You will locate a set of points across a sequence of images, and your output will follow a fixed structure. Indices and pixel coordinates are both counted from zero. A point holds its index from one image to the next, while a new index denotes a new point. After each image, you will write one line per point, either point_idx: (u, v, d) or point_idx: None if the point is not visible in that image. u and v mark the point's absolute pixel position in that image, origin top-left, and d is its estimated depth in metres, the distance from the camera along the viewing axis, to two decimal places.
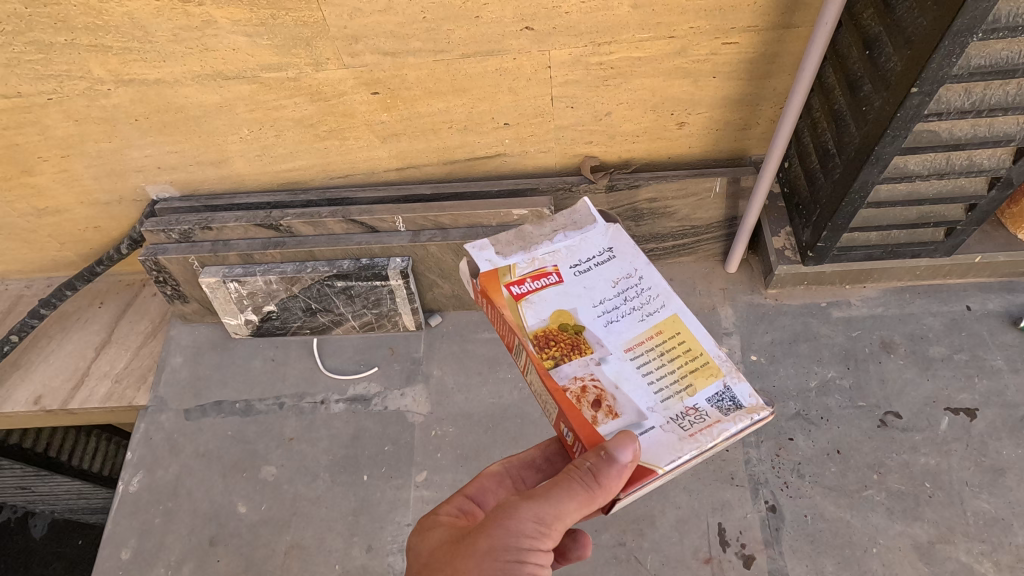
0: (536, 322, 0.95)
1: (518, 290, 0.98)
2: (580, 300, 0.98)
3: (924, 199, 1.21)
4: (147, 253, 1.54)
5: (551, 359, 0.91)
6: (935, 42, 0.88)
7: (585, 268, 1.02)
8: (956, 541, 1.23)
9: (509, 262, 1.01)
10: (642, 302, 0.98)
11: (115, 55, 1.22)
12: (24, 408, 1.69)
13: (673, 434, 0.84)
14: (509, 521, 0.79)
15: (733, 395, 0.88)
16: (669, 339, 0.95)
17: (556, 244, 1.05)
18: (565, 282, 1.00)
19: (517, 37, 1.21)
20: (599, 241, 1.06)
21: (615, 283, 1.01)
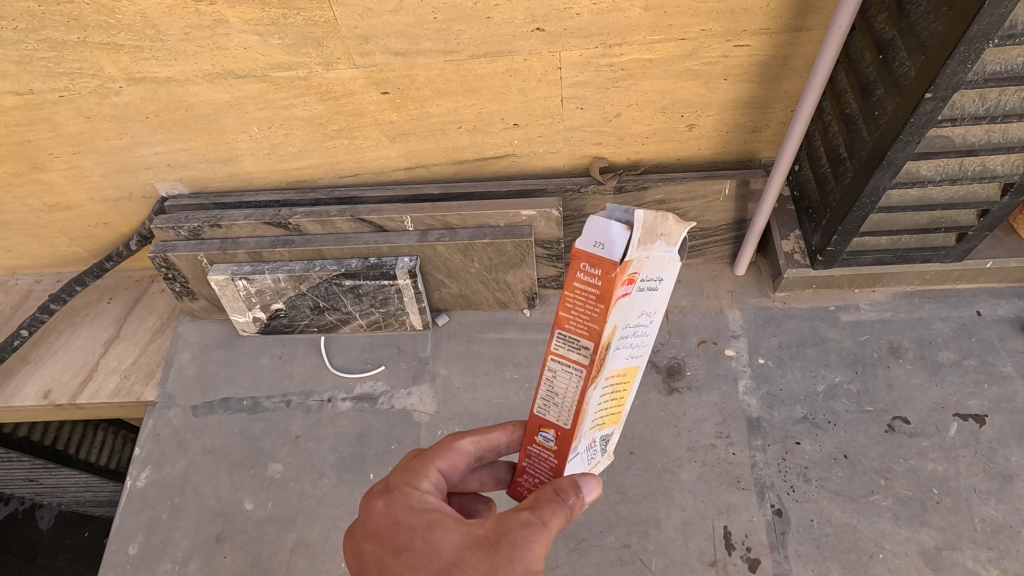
0: (611, 333, 0.66)
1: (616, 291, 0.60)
2: (627, 313, 0.66)
3: (936, 204, 1.21)
4: (156, 250, 1.55)
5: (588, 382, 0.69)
6: (950, 48, 0.88)
7: (652, 281, 0.65)
8: (963, 547, 1.23)
9: (640, 250, 0.57)
10: (637, 346, 0.75)
11: (127, 53, 1.23)
12: (33, 403, 1.70)
13: (585, 463, 0.85)
14: (528, 560, 0.67)
15: (610, 439, 0.91)
16: (624, 382, 0.79)
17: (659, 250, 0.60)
18: (635, 290, 0.63)
19: (527, 38, 1.20)
20: (673, 265, 0.64)
21: (642, 312, 0.70)
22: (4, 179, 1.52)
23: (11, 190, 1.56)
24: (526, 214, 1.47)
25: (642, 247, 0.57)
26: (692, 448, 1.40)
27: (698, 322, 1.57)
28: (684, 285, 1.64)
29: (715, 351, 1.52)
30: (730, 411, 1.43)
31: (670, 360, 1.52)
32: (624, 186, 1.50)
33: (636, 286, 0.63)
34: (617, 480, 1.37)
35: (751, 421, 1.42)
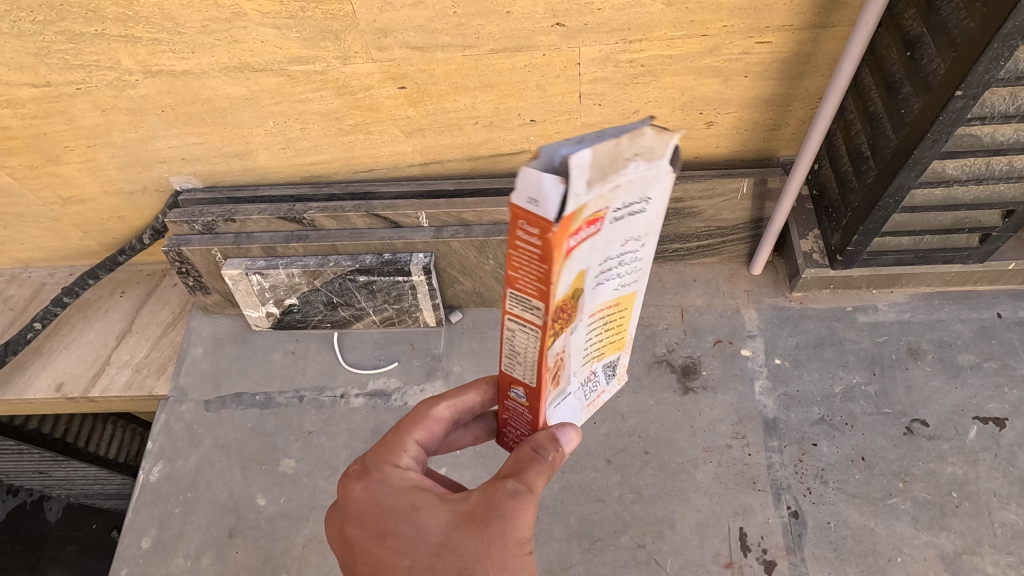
0: (563, 289, 0.58)
1: (574, 242, 0.53)
2: (601, 255, 0.60)
3: (961, 205, 1.19)
4: (170, 244, 1.54)
5: (551, 334, 0.63)
6: (984, 44, 0.86)
7: (626, 218, 0.57)
8: (982, 552, 1.21)
9: (587, 197, 0.49)
10: (628, 274, 0.67)
11: (144, 46, 1.22)
12: (46, 395, 1.71)
13: (579, 404, 0.83)
14: (515, 529, 0.70)
15: (617, 365, 0.88)
16: (619, 313, 0.74)
17: (626, 176, 0.52)
18: (602, 231, 0.56)
19: (547, 33, 1.19)
20: (662, 184, 0.56)
21: (625, 242, 0.61)
22: (19, 171, 1.52)
23: (26, 182, 1.56)
24: None
25: (593, 189, 0.49)
26: (707, 448, 1.39)
27: (714, 321, 1.56)
28: (700, 284, 1.63)
29: (731, 351, 1.51)
30: (746, 412, 1.42)
31: (686, 360, 1.51)
32: None
33: (609, 217, 0.55)
34: (632, 480, 1.36)
35: (767, 422, 1.40)
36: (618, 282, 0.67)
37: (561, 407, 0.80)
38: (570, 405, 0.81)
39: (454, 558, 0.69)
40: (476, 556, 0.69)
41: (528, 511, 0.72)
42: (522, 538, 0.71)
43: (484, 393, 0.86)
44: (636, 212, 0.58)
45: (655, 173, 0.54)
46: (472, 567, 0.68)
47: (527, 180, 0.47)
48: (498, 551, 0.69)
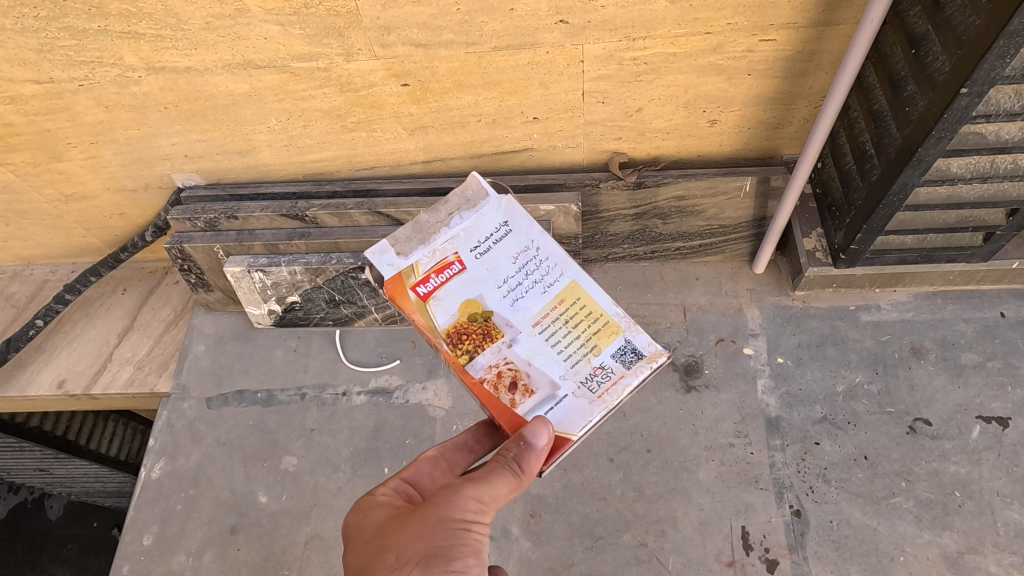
0: (446, 319, 0.98)
1: (424, 288, 1.00)
2: (489, 284, 1.02)
3: (965, 203, 1.19)
4: (173, 241, 1.54)
5: (465, 353, 0.96)
6: (989, 42, 0.86)
7: (487, 251, 1.05)
8: (985, 551, 1.21)
9: (413, 259, 1.02)
10: (542, 274, 1.05)
11: (147, 42, 1.22)
12: (48, 392, 1.71)
13: (585, 396, 0.95)
14: (443, 510, 0.81)
15: (632, 347, 1.00)
16: (570, 306, 1.03)
17: (453, 227, 1.06)
18: (470, 267, 1.03)
19: (551, 30, 1.19)
20: (495, 216, 1.08)
21: (515, 259, 1.05)
22: (22, 168, 1.52)
23: (28, 179, 1.56)
24: (545, 208, 1.46)
25: (410, 259, 1.03)
26: (710, 447, 1.38)
27: (717, 320, 1.56)
28: (702, 283, 1.63)
29: (734, 350, 1.51)
30: (749, 411, 1.42)
31: (688, 358, 1.50)
32: (644, 182, 1.49)
33: (467, 258, 1.04)
34: (634, 478, 1.36)
35: (770, 421, 1.40)
36: (536, 287, 1.03)
37: (553, 407, 0.94)
38: (569, 405, 0.95)
39: (385, 540, 0.81)
40: (399, 534, 0.81)
41: (467, 496, 0.83)
42: (452, 516, 0.81)
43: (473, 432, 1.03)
44: (492, 244, 1.06)
45: (485, 209, 1.08)
46: (393, 543, 0.80)
47: (372, 261, 1.03)
48: (417, 527, 0.81)
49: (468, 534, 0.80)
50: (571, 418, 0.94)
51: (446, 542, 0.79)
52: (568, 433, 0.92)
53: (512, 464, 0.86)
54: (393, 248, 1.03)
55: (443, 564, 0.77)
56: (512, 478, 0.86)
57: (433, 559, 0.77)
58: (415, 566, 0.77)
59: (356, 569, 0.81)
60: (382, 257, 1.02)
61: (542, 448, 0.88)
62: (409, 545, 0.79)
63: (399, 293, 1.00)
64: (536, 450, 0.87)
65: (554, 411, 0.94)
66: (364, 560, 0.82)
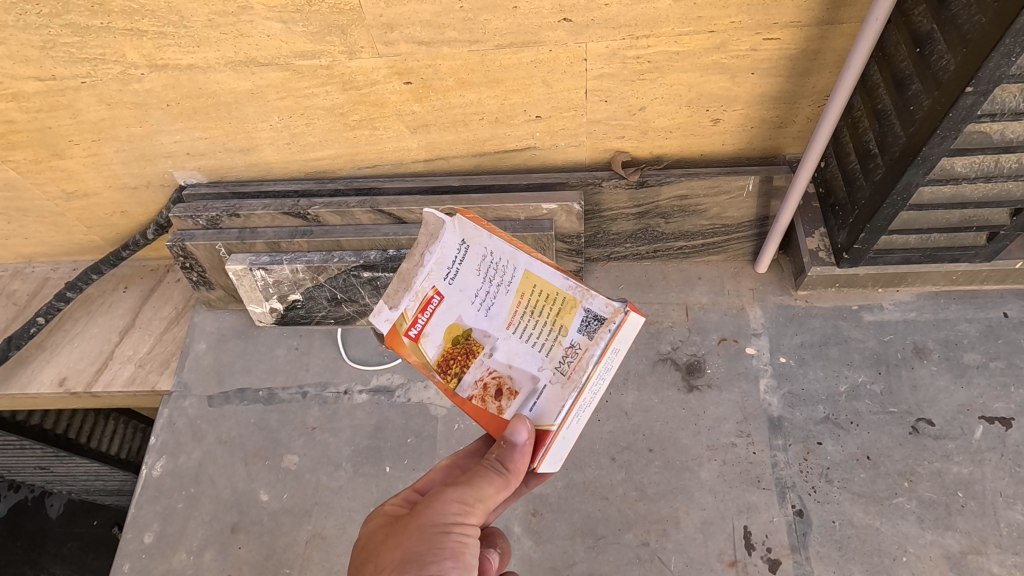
0: (436, 351, 0.91)
1: (413, 330, 0.91)
2: (462, 304, 0.90)
3: (969, 203, 1.18)
4: (174, 239, 1.54)
5: (454, 377, 0.90)
6: (995, 40, 0.86)
7: (457, 272, 0.92)
8: (987, 552, 1.21)
9: (400, 308, 0.92)
10: (500, 274, 0.90)
11: (150, 39, 1.22)
12: (49, 390, 1.71)
13: (559, 385, 0.84)
14: (421, 517, 0.81)
15: (592, 314, 0.85)
16: (531, 295, 0.89)
17: (425, 264, 0.93)
18: (446, 295, 0.91)
19: (554, 29, 1.19)
20: (453, 236, 0.93)
21: (477, 270, 0.91)
22: (24, 165, 1.52)
23: (30, 177, 1.56)
24: (547, 207, 1.46)
25: (397, 308, 0.92)
26: (712, 446, 1.38)
27: (719, 319, 1.55)
28: (705, 282, 1.63)
29: (736, 349, 1.50)
30: (751, 410, 1.42)
31: (690, 358, 1.50)
32: (646, 181, 1.48)
33: (442, 288, 0.91)
34: (636, 478, 1.36)
35: (772, 420, 1.40)
36: (500, 289, 0.90)
37: (535, 404, 0.86)
38: (548, 396, 0.85)
39: (372, 550, 0.83)
40: (383, 543, 0.82)
41: (449, 500, 0.82)
42: (430, 521, 0.81)
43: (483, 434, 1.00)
44: (459, 261, 0.92)
45: (445, 234, 0.93)
46: (377, 552, 0.82)
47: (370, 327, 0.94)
48: (398, 535, 0.81)
49: (446, 537, 0.79)
50: (547, 409, 0.85)
51: (421, 548, 0.78)
52: (547, 425, 0.84)
53: (497, 466, 0.84)
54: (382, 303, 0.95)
55: (418, 569, 0.77)
56: (497, 477, 0.84)
57: (408, 565, 0.77)
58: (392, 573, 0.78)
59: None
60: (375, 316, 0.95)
61: (523, 444, 0.83)
62: (389, 553, 0.80)
63: (393, 342, 0.92)
64: (518, 447, 0.83)
65: (535, 408, 0.86)
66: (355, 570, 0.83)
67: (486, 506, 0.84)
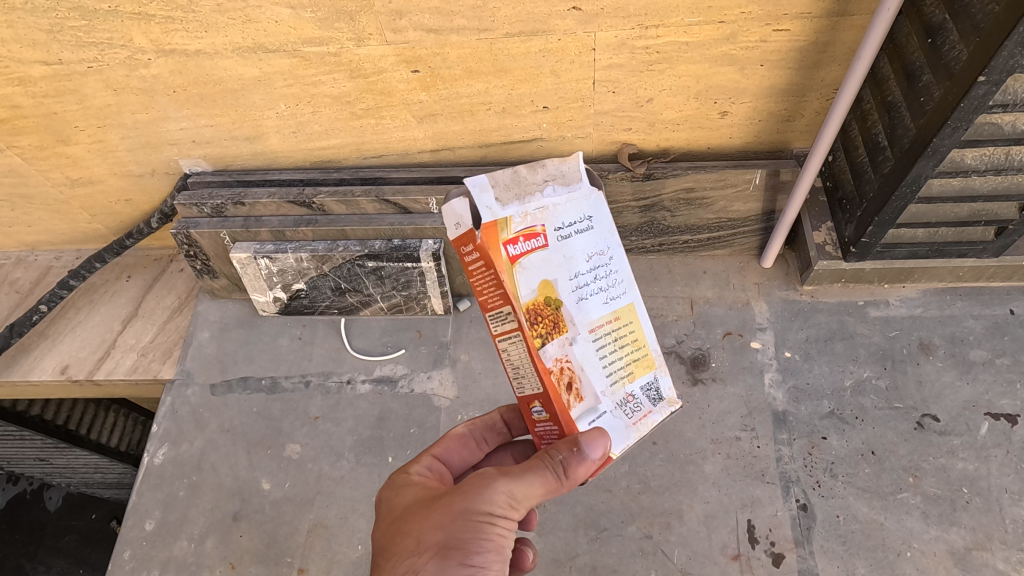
0: (527, 294, 0.76)
1: (512, 250, 0.75)
2: (564, 271, 0.79)
3: (978, 196, 1.18)
4: (178, 227, 1.54)
5: (536, 338, 0.77)
6: (1009, 28, 0.86)
7: (572, 234, 0.80)
8: (993, 548, 1.20)
9: (508, 212, 0.75)
10: (610, 283, 0.83)
11: (158, 24, 1.22)
12: (51, 377, 1.70)
13: (620, 421, 0.83)
14: (467, 501, 0.77)
15: (659, 385, 0.88)
16: (622, 327, 0.85)
17: (549, 195, 0.78)
18: (553, 246, 0.78)
19: (563, 17, 1.18)
20: (585, 203, 0.81)
21: (589, 256, 0.81)
22: (28, 151, 1.52)
23: (35, 163, 1.56)
24: None
25: (505, 210, 0.75)
26: (716, 440, 1.38)
27: (724, 313, 1.55)
28: (710, 276, 1.62)
29: (741, 343, 1.50)
30: (755, 404, 1.41)
31: (695, 351, 1.50)
32: (653, 174, 1.48)
33: (550, 234, 0.78)
34: (640, 471, 1.35)
35: (777, 414, 1.40)
36: (602, 294, 0.83)
37: (595, 421, 0.81)
38: (607, 423, 0.82)
39: (408, 523, 0.80)
40: (423, 518, 0.79)
41: (498, 491, 0.78)
42: (477, 508, 0.77)
43: (503, 413, 1.03)
44: (581, 227, 0.80)
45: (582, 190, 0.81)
46: (416, 527, 0.79)
47: (470, 194, 0.74)
48: (440, 515, 0.78)
49: (491, 527, 0.76)
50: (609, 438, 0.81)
51: (465, 536, 0.76)
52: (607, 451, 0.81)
53: (556, 467, 0.77)
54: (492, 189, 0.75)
55: (459, 557, 0.75)
56: (553, 480, 0.78)
57: (451, 551, 0.75)
58: (435, 557, 0.75)
59: (382, 546, 0.81)
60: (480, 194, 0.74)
61: (596, 460, 0.77)
62: (431, 533, 0.77)
63: (488, 247, 0.73)
64: (587, 461, 0.76)
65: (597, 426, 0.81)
66: (388, 539, 0.81)
67: (533, 502, 0.80)
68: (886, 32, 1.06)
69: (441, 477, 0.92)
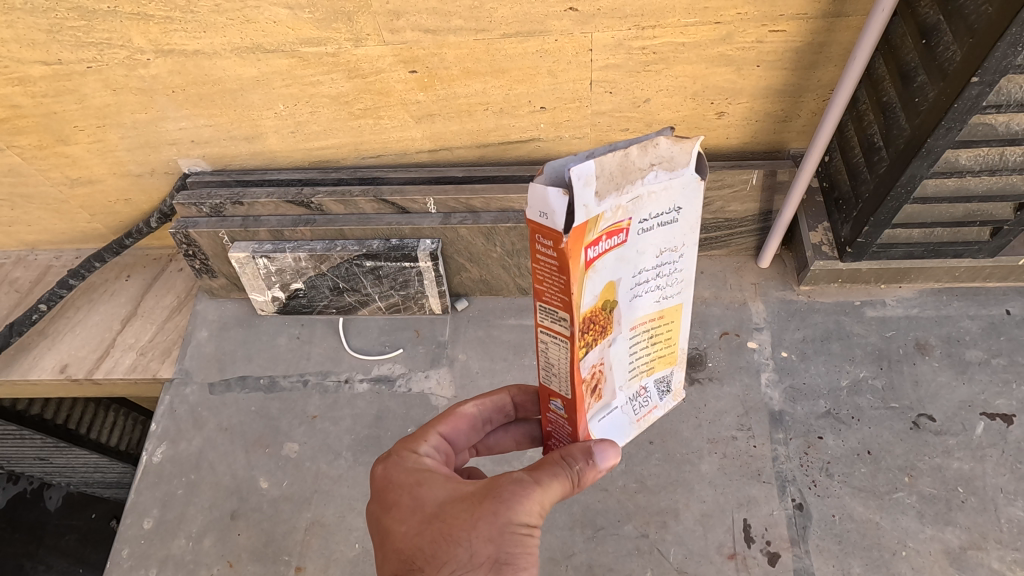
0: (589, 301, 0.64)
1: (592, 254, 0.59)
2: (629, 270, 0.67)
3: (972, 196, 1.18)
4: (177, 226, 1.54)
5: (583, 347, 0.67)
6: (1001, 29, 0.86)
7: (654, 229, 0.65)
8: (988, 548, 1.20)
9: (602, 209, 0.56)
10: (670, 283, 0.74)
11: (156, 24, 1.22)
12: (51, 376, 1.70)
13: (627, 417, 0.83)
14: (512, 512, 0.75)
15: (672, 379, 0.88)
16: (663, 325, 0.79)
17: (649, 184, 0.60)
18: (630, 243, 0.63)
19: (560, 18, 1.19)
20: (684, 193, 0.63)
21: (659, 253, 0.68)
22: (28, 151, 1.52)
23: (35, 162, 1.56)
24: None
25: (602, 205, 0.56)
26: (713, 439, 1.38)
27: (721, 313, 1.56)
28: (707, 276, 1.63)
29: (738, 343, 1.50)
30: (752, 404, 1.42)
31: (691, 351, 1.50)
32: None
33: (633, 228, 0.62)
34: (636, 470, 1.36)
35: (774, 414, 1.40)
36: (654, 292, 0.73)
37: (607, 418, 0.81)
38: (616, 419, 0.82)
39: (448, 529, 0.75)
40: (467, 527, 0.75)
41: (539, 501, 0.76)
42: (519, 520, 0.75)
43: (514, 395, 0.98)
44: (665, 222, 0.65)
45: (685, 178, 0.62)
46: (460, 536, 0.75)
47: (571, 187, 0.51)
48: (486, 525, 0.74)
49: (533, 538, 0.75)
50: (614, 434, 0.82)
51: (512, 551, 0.74)
52: None
53: (574, 474, 0.76)
54: (597, 178, 0.54)
55: (510, 572, 0.74)
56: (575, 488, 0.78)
57: (502, 566, 0.73)
58: (486, 570, 0.73)
59: (415, 548, 0.77)
60: (584, 190, 0.53)
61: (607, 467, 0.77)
62: (478, 546, 0.74)
63: (572, 258, 0.56)
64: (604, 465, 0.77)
65: (607, 423, 0.81)
66: (425, 543, 0.76)
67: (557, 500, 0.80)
68: (881, 33, 1.06)
69: (444, 459, 0.90)
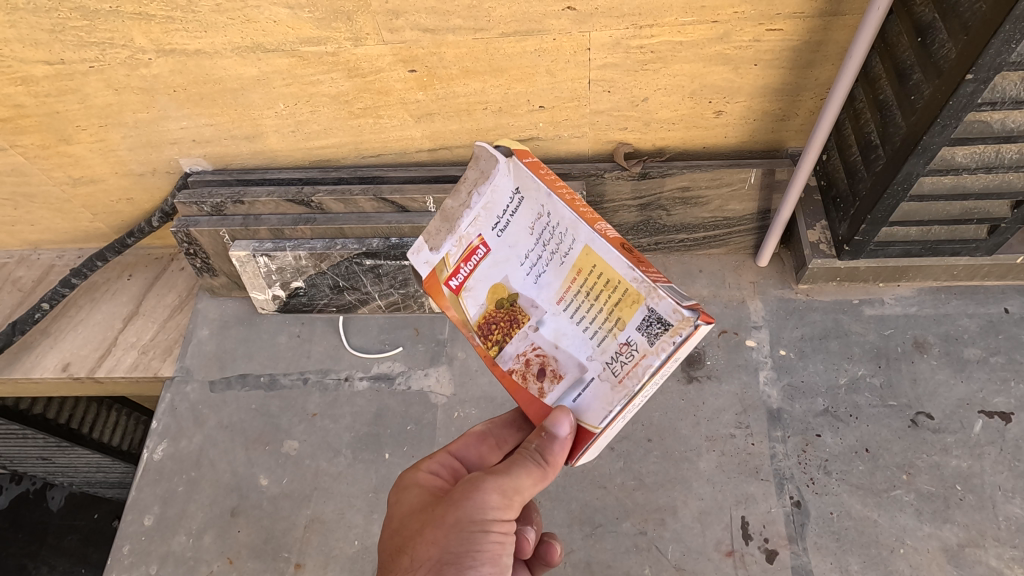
0: (476, 310, 0.86)
1: (455, 281, 0.87)
2: (510, 263, 0.84)
3: (970, 193, 1.19)
4: (179, 225, 1.56)
5: (494, 345, 0.86)
6: (995, 27, 0.87)
7: (506, 224, 0.84)
8: (985, 545, 1.20)
9: (442, 252, 0.88)
10: (556, 243, 0.80)
11: (158, 24, 1.23)
12: (53, 375, 1.72)
13: (607, 384, 0.76)
14: (458, 513, 0.80)
15: (656, 316, 0.71)
16: (588, 276, 0.77)
17: (474, 207, 0.86)
18: (493, 248, 0.85)
19: (558, 17, 1.20)
20: (508, 181, 0.84)
21: (530, 229, 0.83)
22: (31, 150, 1.53)
23: (37, 162, 1.57)
24: None
25: (438, 252, 0.88)
26: (711, 437, 1.38)
27: (720, 312, 1.56)
28: (705, 275, 1.63)
29: (736, 341, 1.51)
30: (750, 402, 1.42)
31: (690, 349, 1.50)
32: (649, 172, 1.48)
33: (488, 238, 0.85)
34: (634, 467, 1.36)
35: (772, 412, 1.40)
36: (556, 258, 0.81)
37: (579, 395, 0.79)
38: (595, 391, 0.78)
39: (406, 540, 0.82)
40: (417, 535, 0.82)
41: (489, 491, 0.81)
42: (467, 518, 0.79)
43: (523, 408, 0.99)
44: (511, 212, 0.84)
45: (498, 177, 0.85)
46: (411, 543, 0.81)
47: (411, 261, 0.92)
48: (432, 529, 0.81)
49: (482, 537, 0.79)
50: (594, 407, 0.78)
51: (456, 549, 0.78)
52: (591, 425, 0.78)
53: (534, 456, 0.81)
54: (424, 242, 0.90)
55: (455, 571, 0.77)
56: (535, 469, 0.81)
57: (444, 567, 0.78)
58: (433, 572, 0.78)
59: (384, 557, 0.85)
60: (418, 256, 0.91)
61: (562, 437, 0.79)
62: (423, 549, 0.80)
63: (434, 291, 0.89)
64: (558, 440, 0.79)
65: (579, 400, 0.79)
66: (388, 553, 0.84)
67: (526, 494, 0.82)
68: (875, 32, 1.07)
69: (452, 474, 0.92)
